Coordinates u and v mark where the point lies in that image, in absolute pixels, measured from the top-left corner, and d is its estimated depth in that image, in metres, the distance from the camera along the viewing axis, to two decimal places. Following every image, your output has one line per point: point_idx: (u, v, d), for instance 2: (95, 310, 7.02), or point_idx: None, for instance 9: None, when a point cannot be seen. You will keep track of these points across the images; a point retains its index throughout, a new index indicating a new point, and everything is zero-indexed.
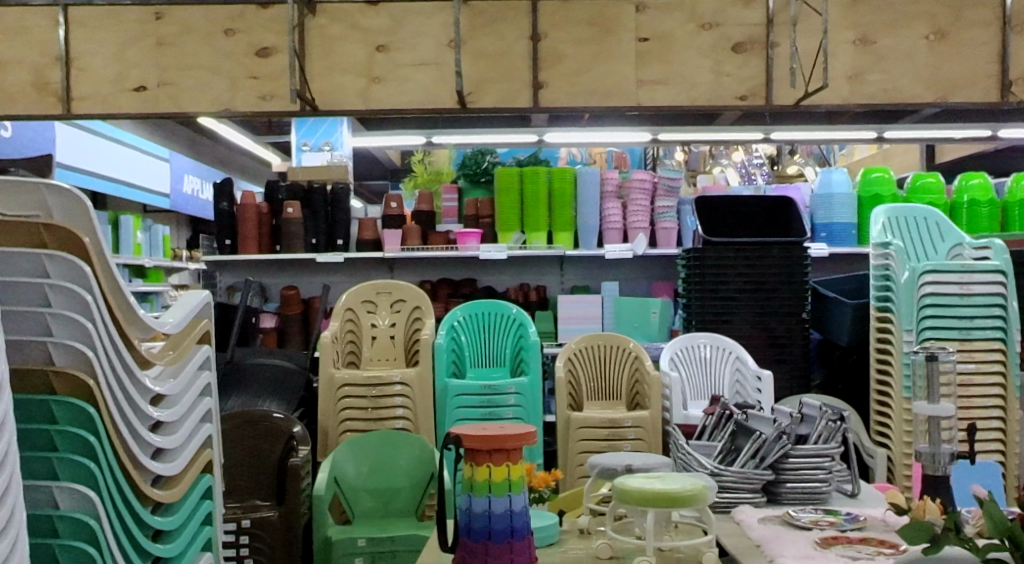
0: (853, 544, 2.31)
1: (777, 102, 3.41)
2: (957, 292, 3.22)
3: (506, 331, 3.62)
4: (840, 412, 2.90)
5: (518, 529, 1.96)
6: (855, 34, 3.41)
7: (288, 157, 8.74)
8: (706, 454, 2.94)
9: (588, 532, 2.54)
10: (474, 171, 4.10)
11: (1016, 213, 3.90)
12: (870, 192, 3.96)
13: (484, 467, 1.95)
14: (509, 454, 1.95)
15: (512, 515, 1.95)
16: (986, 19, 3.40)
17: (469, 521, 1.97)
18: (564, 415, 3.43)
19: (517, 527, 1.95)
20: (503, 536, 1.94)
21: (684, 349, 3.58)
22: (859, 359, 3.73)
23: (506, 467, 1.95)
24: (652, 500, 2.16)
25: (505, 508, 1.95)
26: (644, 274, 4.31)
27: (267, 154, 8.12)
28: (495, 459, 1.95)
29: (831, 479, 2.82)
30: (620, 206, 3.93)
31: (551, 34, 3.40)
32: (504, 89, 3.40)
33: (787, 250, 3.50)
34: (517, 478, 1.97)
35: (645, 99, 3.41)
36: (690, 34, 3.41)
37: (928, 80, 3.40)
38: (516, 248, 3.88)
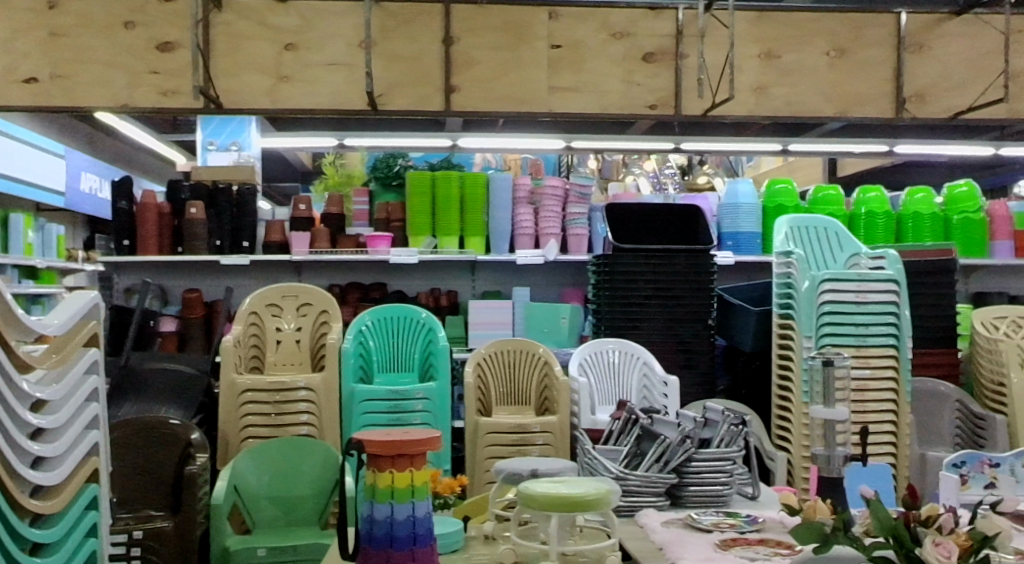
0: (752, 546, 2.39)
1: (685, 112, 3.52)
2: (853, 300, 3.34)
3: (416, 336, 3.58)
4: (742, 417, 3.02)
5: (421, 535, 1.93)
6: (759, 49, 3.54)
7: (194, 157, 8.44)
8: (613, 459, 2.98)
9: (494, 537, 2.56)
10: (385, 174, 4.01)
11: (910, 226, 4.03)
12: (775, 202, 4.05)
13: (387, 474, 1.93)
14: (412, 459, 1.93)
15: (415, 522, 1.93)
16: (882, 39, 3.58)
17: (371, 528, 1.93)
18: (473, 420, 3.40)
19: (420, 534, 1.93)
20: (405, 543, 1.91)
21: (593, 354, 3.58)
22: (762, 365, 3.78)
23: (409, 473, 1.93)
24: (557, 505, 2.16)
25: (408, 515, 1.92)
26: (556, 281, 4.33)
27: (172, 154, 7.83)
28: (398, 465, 1.92)
29: (733, 483, 2.91)
30: (531, 212, 3.92)
31: (465, 38, 3.45)
32: (418, 93, 3.43)
33: (694, 258, 3.57)
34: (421, 484, 1.95)
35: (557, 106, 3.48)
36: (602, 43, 3.50)
37: (829, 96, 3.56)
38: (427, 253, 3.82)
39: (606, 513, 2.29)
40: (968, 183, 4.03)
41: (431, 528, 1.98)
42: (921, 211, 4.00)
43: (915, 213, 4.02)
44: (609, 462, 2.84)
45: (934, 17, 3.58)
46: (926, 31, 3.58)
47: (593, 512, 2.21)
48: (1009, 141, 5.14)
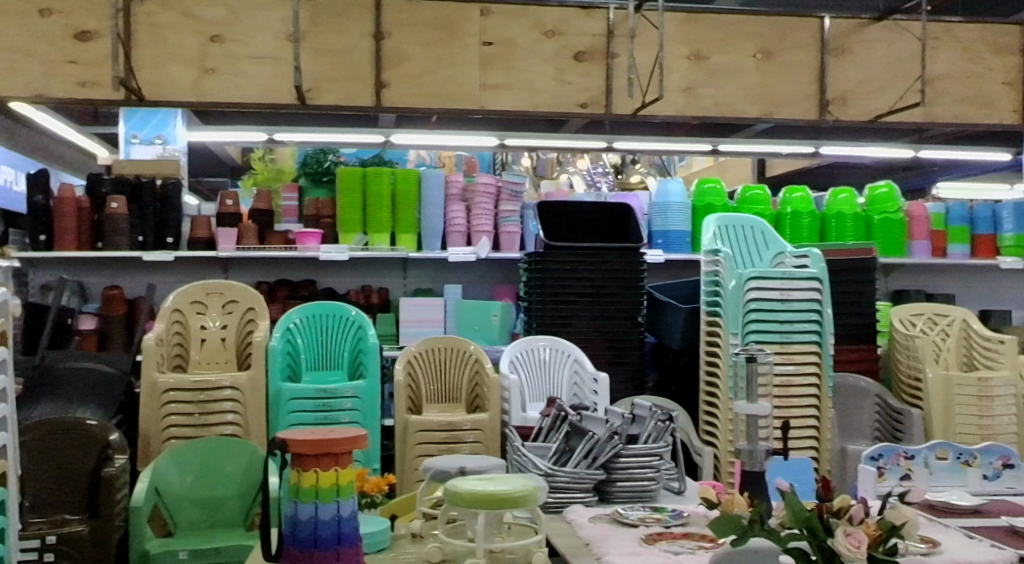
0: (676, 540, 2.44)
1: (616, 111, 3.60)
2: (778, 298, 3.41)
3: (345, 333, 3.54)
4: (670, 412, 3.07)
5: (345, 535, 1.91)
6: (688, 50, 3.62)
7: (116, 150, 8.16)
8: (542, 456, 2.99)
9: (421, 536, 2.55)
10: (315, 170, 3.95)
11: (833, 225, 4.14)
12: (703, 202, 4.11)
13: (311, 474, 1.90)
14: (337, 459, 1.92)
15: (339, 522, 1.91)
16: (808, 42, 3.68)
17: (294, 529, 1.91)
18: (402, 419, 3.35)
19: (345, 534, 1.91)
20: (329, 543, 1.89)
21: (524, 351, 3.58)
22: (690, 362, 3.84)
23: (334, 472, 1.91)
24: (484, 502, 2.16)
25: (332, 515, 1.90)
26: (488, 278, 4.33)
27: (93, 145, 7.57)
28: (322, 464, 1.90)
29: (660, 477, 2.97)
30: (463, 210, 3.92)
31: (395, 34, 3.48)
32: (349, 88, 3.43)
33: (624, 256, 3.61)
34: (345, 484, 1.93)
35: (488, 102, 3.53)
36: (534, 41, 3.57)
37: (755, 97, 3.65)
38: (358, 250, 3.79)
39: (533, 509, 2.30)
40: (888, 185, 4.15)
41: (356, 527, 1.97)
42: (843, 211, 4.11)
43: (838, 213, 4.12)
44: (538, 459, 2.85)
45: (856, 23, 3.72)
46: (849, 35, 3.71)
47: (520, 509, 2.22)
48: (928, 144, 5.32)
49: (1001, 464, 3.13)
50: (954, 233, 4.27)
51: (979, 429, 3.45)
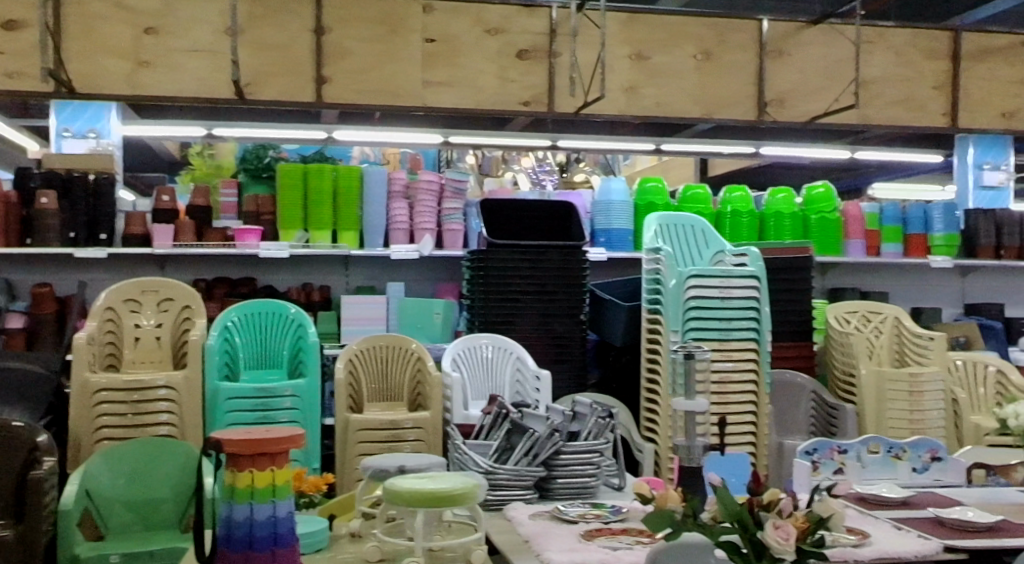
0: (615, 535, 2.46)
1: (558, 109, 3.72)
2: (717, 295, 3.45)
3: (285, 331, 3.49)
4: (610, 409, 3.11)
5: (282, 536, 1.88)
6: (631, 50, 3.75)
7: (47, 145, 7.90)
8: (482, 453, 2.99)
9: (360, 535, 2.53)
10: (255, 166, 3.90)
11: (771, 224, 4.21)
12: (645, 200, 4.14)
13: (246, 474, 1.87)
14: (274, 459, 1.89)
15: (275, 522, 1.87)
16: (746, 43, 3.84)
17: (229, 530, 1.87)
18: (343, 418, 3.32)
19: (281, 535, 1.88)
20: (265, 544, 1.86)
21: (467, 349, 3.57)
22: (631, 359, 3.87)
23: (271, 472, 1.88)
24: (423, 501, 2.15)
25: (268, 515, 1.87)
26: (430, 276, 4.32)
27: (22, 138, 7.32)
28: (258, 464, 1.87)
29: (600, 474, 3.00)
30: (406, 207, 3.89)
31: (337, 29, 3.54)
32: (287, 83, 3.49)
33: (566, 254, 3.63)
34: (282, 484, 1.90)
35: (430, 100, 3.62)
36: (476, 38, 3.66)
37: (696, 97, 3.80)
38: (298, 248, 3.75)
39: (473, 507, 2.30)
40: (825, 184, 4.23)
41: (293, 528, 1.94)
42: (781, 210, 4.18)
43: (776, 212, 4.19)
44: (478, 457, 2.85)
45: (794, 26, 3.88)
46: (786, 38, 3.88)
47: (459, 507, 2.21)
48: (864, 145, 5.46)
49: (930, 457, 3.20)
50: (887, 232, 4.38)
51: (909, 423, 3.56)
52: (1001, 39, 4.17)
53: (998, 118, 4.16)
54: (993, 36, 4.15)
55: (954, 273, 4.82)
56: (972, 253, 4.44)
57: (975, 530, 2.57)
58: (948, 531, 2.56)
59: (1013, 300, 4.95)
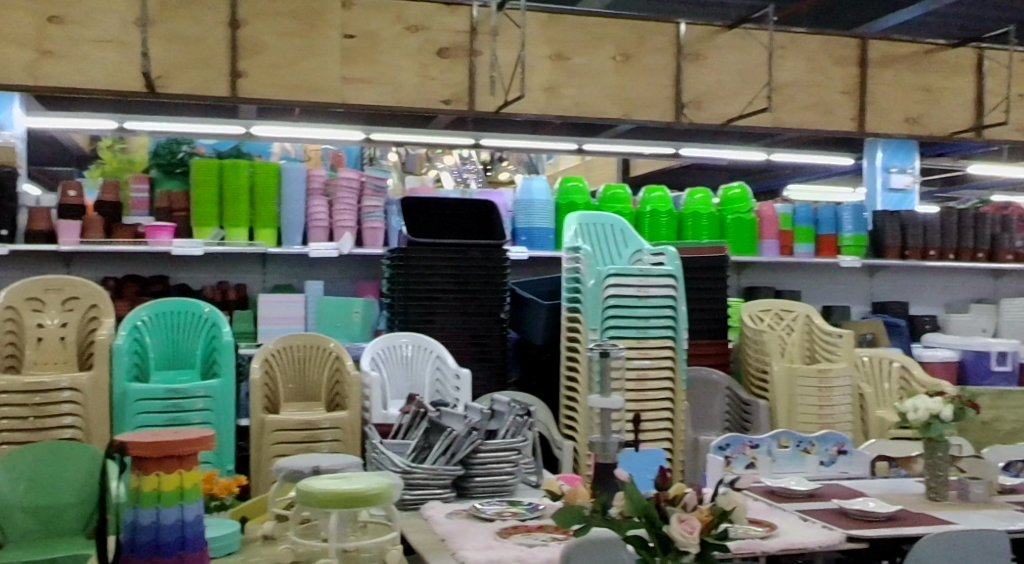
0: (531, 533, 2.48)
1: (479, 108, 3.73)
2: (635, 294, 3.48)
3: (199, 330, 3.42)
4: (527, 407, 3.13)
5: (189, 540, 1.84)
6: (552, 50, 3.78)
7: None
8: (400, 453, 2.96)
9: (273, 538, 2.49)
10: (168, 161, 3.81)
11: (689, 224, 4.27)
12: (566, 199, 4.18)
13: (152, 477, 1.82)
14: (182, 461, 1.84)
15: (183, 526, 1.84)
16: (663, 46, 3.93)
17: (134, 535, 1.82)
18: (258, 418, 3.26)
19: (189, 538, 1.84)
20: (173, 548, 1.81)
21: (385, 349, 3.54)
22: (551, 357, 3.90)
23: (178, 475, 1.84)
24: (335, 502, 2.13)
25: (175, 519, 1.83)
26: (350, 275, 4.28)
27: None
28: (165, 466, 1.82)
29: (517, 472, 3.02)
30: (326, 204, 3.85)
31: (252, 23, 3.47)
32: (200, 77, 3.42)
33: (487, 253, 3.64)
34: (190, 486, 1.86)
35: (349, 97, 3.59)
36: (397, 36, 3.64)
37: (615, 98, 3.86)
38: (213, 245, 3.65)
39: (389, 507, 2.28)
40: (741, 187, 4.34)
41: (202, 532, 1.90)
42: (700, 210, 4.25)
43: (695, 212, 4.26)
44: (396, 456, 2.83)
45: (710, 30, 3.98)
46: (702, 42, 3.97)
47: (375, 508, 2.18)
48: (780, 148, 5.61)
49: (836, 450, 3.32)
50: (800, 232, 4.52)
51: (818, 417, 3.67)
52: (905, 47, 4.33)
53: (902, 124, 4.32)
54: (898, 44, 4.31)
55: (863, 273, 4.99)
56: (879, 253, 4.60)
57: (876, 519, 2.66)
58: (850, 522, 2.64)
59: (917, 298, 5.14)
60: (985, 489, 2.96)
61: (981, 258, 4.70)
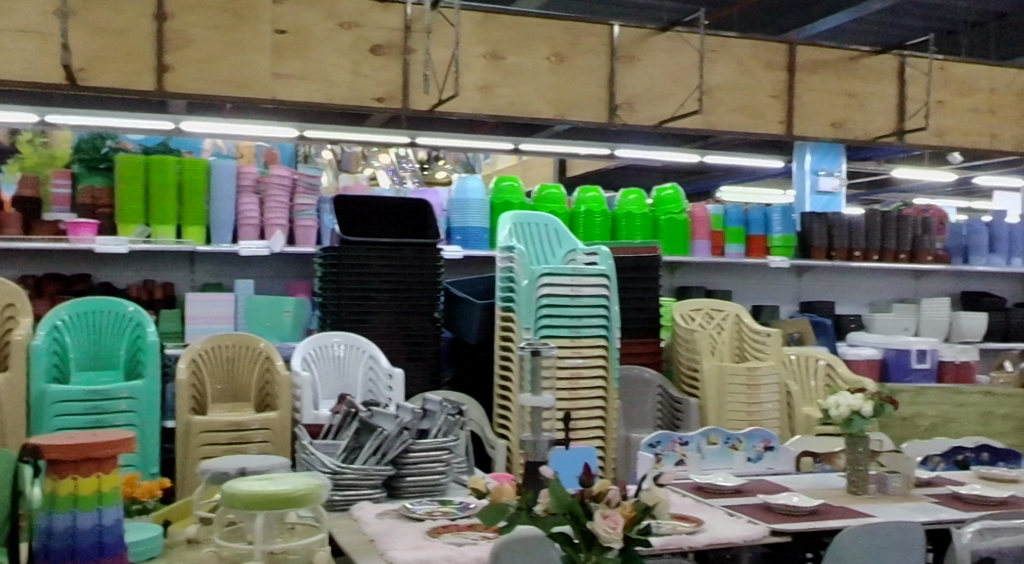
0: (461, 531, 2.47)
1: (412, 106, 3.71)
2: (568, 294, 3.50)
3: (122, 330, 3.34)
4: (460, 406, 3.12)
5: (108, 545, 1.78)
6: (486, 49, 3.79)
7: None
8: (331, 453, 2.92)
9: (197, 541, 2.42)
10: (90, 156, 3.70)
11: (623, 224, 4.32)
12: (501, 198, 4.19)
13: (68, 481, 1.75)
14: (100, 464, 1.78)
15: (101, 530, 1.77)
16: (596, 47, 3.96)
17: (47, 541, 1.74)
18: (184, 419, 3.19)
19: (107, 543, 1.77)
20: (90, 554, 1.75)
21: (317, 348, 3.51)
22: (486, 356, 3.90)
23: (96, 478, 1.77)
24: (263, 503, 2.07)
25: (93, 523, 1.76)
26: (282, 274, 4.23)
27: None
28: (82, 470, 1.76)
29: (449, 471, 3.01)
30: (257, 202, 3.79)
31: (179, 16, 3.40)
32: (124, 70, 3.35)
33: (421, 252, 3.62)
34: (109, 490, 1.79)
35: (280, 93, 3.55)
36: (330, 32, 3.61)
37: (549, 98, 3.89)
38: (138, 243, 3.57)
39: (317, 507, 2.25)
40: (674, 188, 4.40)
41: (121, 537, 1.83)
42: (633, 210, 4.31)
43: (628, 212, 4.32)
44: (325, 457, 2.80)
45: (642, 33, 4.04)
46: (635, 44, 4.02)
47: (302, 509, 2.14)
48: (713, 150, 5.71)
49: (763, 447, 3.38)
50: (731, 233, 4.60)
51: (747, 415, 3.74)
52: (831, 53, 4.45)
53: (828, 128, 4.43)
54: (825, 50, 4.42)
55: (791, 273, 5.11)
56: (807, 253, 4.71)
57: (799, 513, 2.73)
58: (774, 516, 2.70)
59: (842, 298, 5.29)
60: (902, 483, 3.06)
61: (903, 259, 4.85)
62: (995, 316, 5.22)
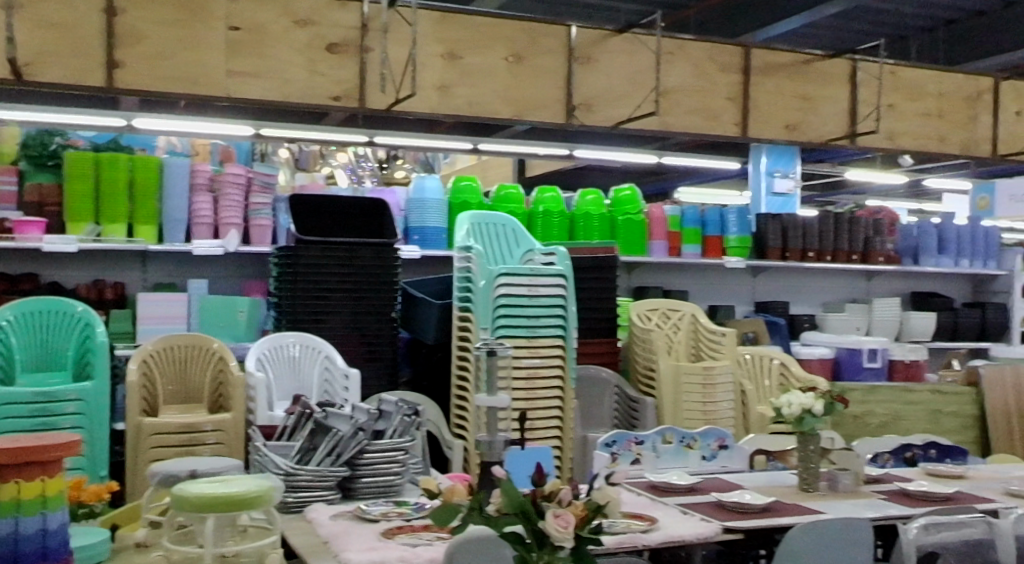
0: (416, 532, 2.46)
1: (369, 105, 3.71)
2: (525, 293, 3.50)
3: (70, 331, 3.26)
4: (416, 406, 3.10)
5: (51, 550, 1.69)
6: (443, 49, 3.78)
7: None
8: (285, 455, 2.89)
9: (146, 546, 2.36)
10: (38, 153, 3.61)
11: (580, 224, 4.35)
12: (459, 198, 4.18)
13: (12, 485, 1.65)
14: (45, 468, 1.69)
15: (45, 536, 1.68)
16: (554, 48, 3.98)
17: None
18: (135, 421, 3.14)
19: (50, 549, 1.69)
20: (32, 560, 1.66)
21: (272, 348, 3.47)
22: (443, 357, 3.90)
23: (40, 482, 1.68)
24: (215, 507, 2.03)
25: (37, 528, 1.67)
26: (237, 274, 4.19)
27: None
28: (26, 473, 1.66)
29: (405, 471, 3.00)
30: (210, 201, 3.75)
31: (130, 11, 3.35)
32: (72, 65, 3.29)
33: (377, 252, 3.60)
34: (54, 494, 1.70)
35: (234, 90, 3.50)
36: (285, 29, 3.57)
37: (506, 99, 3.90)
38: (88, 241, 3.49)
39: (270, 509, 2.22)
40: (632, 188, 4.44)
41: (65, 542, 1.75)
42: (590, 211, 4.34)
43: (586, 213, 4.34)
44: (279, 458, 2.77)
45: (600, 34, 4.06)
46: (593, 45, 4.04)
47: (255, 511, 2.10)
48: (671, 152, 5.76)
49: (717, 445, 3.42)
50: (687, 234, 4.64)
51: (703, 414, 3.77)
52: (785, 56, 4.51)
53: (782, 131, 4.50)
54: (779, 54, 4.48)
55: (747, 273, 5.17)
56: (762, 254, 4.78)
57: (751, 510, 2.76)
58: (727, 513, 2.73)
59: (796, 298, 5.36)
60: (852, 480, 3.10)
61: (855, 260, 4.94)
62: (944, 315, 5.33)
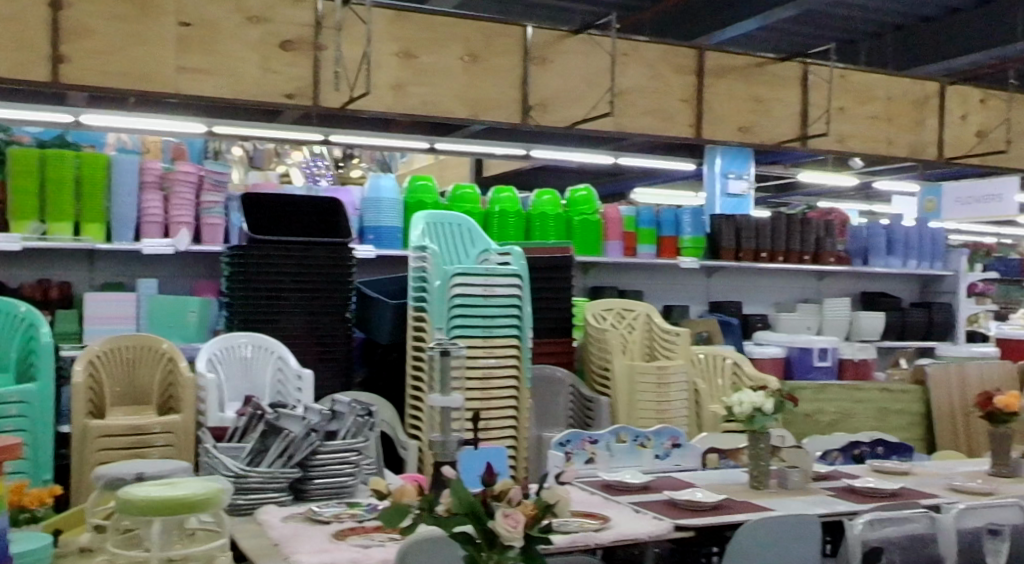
0: (367, 534, 2.45)
1: (323, 103, 3.69)
2: (480, 293, 3.50)
3: (14, 330, 3.19)
4: (370, 407, 3.08)
5: None
6: (399, 47, 3.76)
7: None
8: (235, 457, 2.85)
9: (90, 550, 2.30)
10: None
11: (537, 225, 4.33)
12: (414, 198, 4.16)
13: None
14: None
15: None
16: (510, 49, 3.99)
17: None
18: (80, 423, 3.07)
19: None
20: None
21: (224, 349, 3.42)
22: (398, 357, 3.88)
23: None
24: (160, 509, 1.98)
25: None
26: (188, 273, 4.13)
27: None
28: None
29: (358, 472, 2.98)
30: (161, 199, 3.69)
31: (77, 5, 3.29)
32: (16, 59, 3.22)
33: (331, 251, 3.57)
34: None
35: (185, 87, 3.46)
36: (237, 26, 3.53)
37: (461, 98, 3.90)
38: (32, 240, 3.43)
39: (217, 511, 2.19)
40: (587, 189, 4.49)
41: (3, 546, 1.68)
42: (546, 211, 4.34)
43: (542, 212, 4.34)
44: (229, 460, 2.73)
45: (556, 35, 4.08)
46: (549, 46, 4.06)
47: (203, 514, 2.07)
48: (627, 153, 5.80)
49: (670, 444, 3.45)
50: (642, 234, 4.68)
51: (656, 412, 3.81)
52: (739, 59, 4.57)
53: (735, 132, 4.56)
54: (733, 56, 4.54)
55: (701, 273, 5.23)
56: (716, 254, 4.83)
57: (702, 508, 2.78)
58: (679, 511, 2.75)
59: (750, 298, 5.44)
60: (801, 477, 3.15)
61: (807, 260, 5.02)
62: (892, 315, 5.44)
